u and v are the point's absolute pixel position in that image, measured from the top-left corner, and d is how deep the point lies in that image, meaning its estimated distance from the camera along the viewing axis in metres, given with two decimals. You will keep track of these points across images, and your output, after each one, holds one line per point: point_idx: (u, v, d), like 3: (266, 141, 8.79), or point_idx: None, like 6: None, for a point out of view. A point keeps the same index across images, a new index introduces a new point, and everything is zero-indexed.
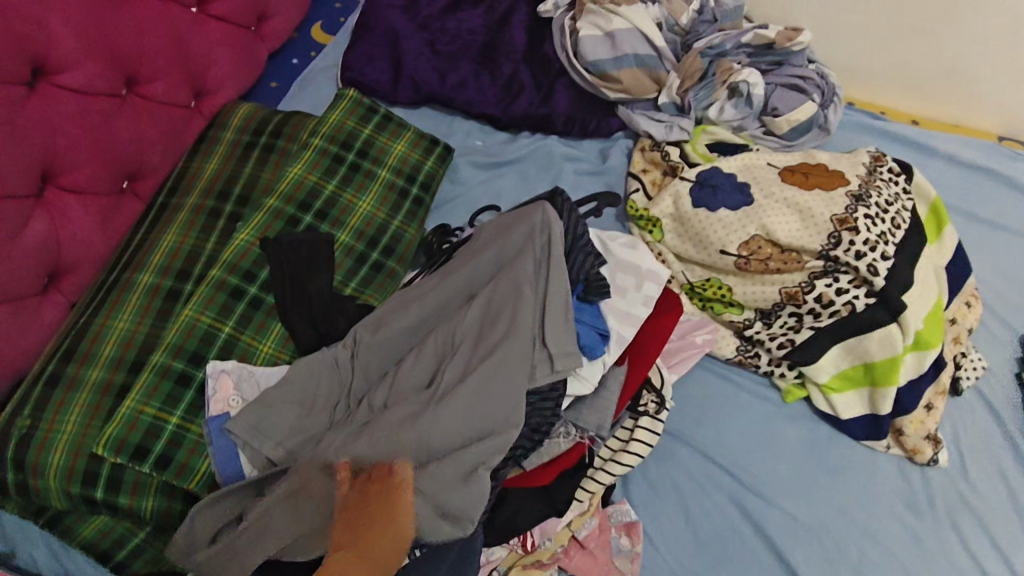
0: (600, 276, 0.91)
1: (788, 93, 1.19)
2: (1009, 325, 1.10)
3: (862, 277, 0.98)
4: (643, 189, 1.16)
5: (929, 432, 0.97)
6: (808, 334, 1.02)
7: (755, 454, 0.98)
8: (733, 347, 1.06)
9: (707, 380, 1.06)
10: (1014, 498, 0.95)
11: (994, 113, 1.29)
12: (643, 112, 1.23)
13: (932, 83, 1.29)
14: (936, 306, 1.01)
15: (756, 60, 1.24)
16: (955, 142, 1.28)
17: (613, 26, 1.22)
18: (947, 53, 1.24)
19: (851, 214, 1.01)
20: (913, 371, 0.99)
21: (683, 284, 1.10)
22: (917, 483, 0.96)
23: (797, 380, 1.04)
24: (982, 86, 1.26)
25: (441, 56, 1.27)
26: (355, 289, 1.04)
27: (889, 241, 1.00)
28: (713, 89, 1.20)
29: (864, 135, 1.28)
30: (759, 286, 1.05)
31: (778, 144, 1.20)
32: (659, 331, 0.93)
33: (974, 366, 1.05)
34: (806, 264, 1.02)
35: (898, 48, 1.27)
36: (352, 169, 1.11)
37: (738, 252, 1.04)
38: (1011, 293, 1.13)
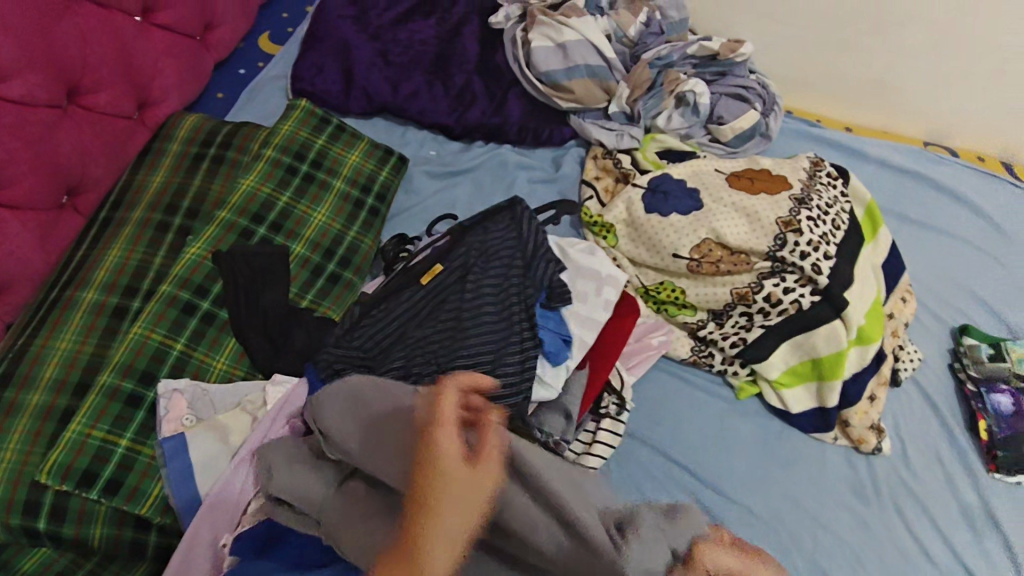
0: (562, 284, 0.93)
1: (732, 102, 1.24)
2: (939, 318, 1.17)
3: (807, 276, 1.03)
4: (596, 197, 1.19)
5: (872, 422, 1.02)
6: (759, 331, 1.06)
7: (711, 451, 1.01)
8: (688, 348, 1.09)
9: (663, 381, 1.08)
10: (950, 481, 1.01)
11: (920, 120, 1.38)
12: (595, 120, 1.26)
13: (863, 92, 1.37)
14: (876, 301, 1.06)
15: (701, 70, 1.28)
16: (886, 147, 1.36)
17: (564, 37, 1.24)
18: (878, 64, 1.31)
19: (795, 216, 1.06)
20: (857, 365, 1.03)
21: (638, 288, 1.13)
22: (864, 471, 1.01)
23: (749, 378, 1.08)
24: (909, 94, 1.34)
25: (394, 66, 1.27)
26: (312, 300, 1.02)
27: (831, 242, 1.06)
28: (661, 99, 1.24)
29: (802, 141, 1.34)
30: (710, 288, 1.08)
31: (725, 151, 1.24)
32: (619, 334, 0.95)
33: (911, 358, 1.10)
34: (754, 265, 1.06)
35: (834, 59, 1.33)
36: (306, 179, 1.10)
37: (690, 255, 1.08)
38: (941, 289, 1.20)
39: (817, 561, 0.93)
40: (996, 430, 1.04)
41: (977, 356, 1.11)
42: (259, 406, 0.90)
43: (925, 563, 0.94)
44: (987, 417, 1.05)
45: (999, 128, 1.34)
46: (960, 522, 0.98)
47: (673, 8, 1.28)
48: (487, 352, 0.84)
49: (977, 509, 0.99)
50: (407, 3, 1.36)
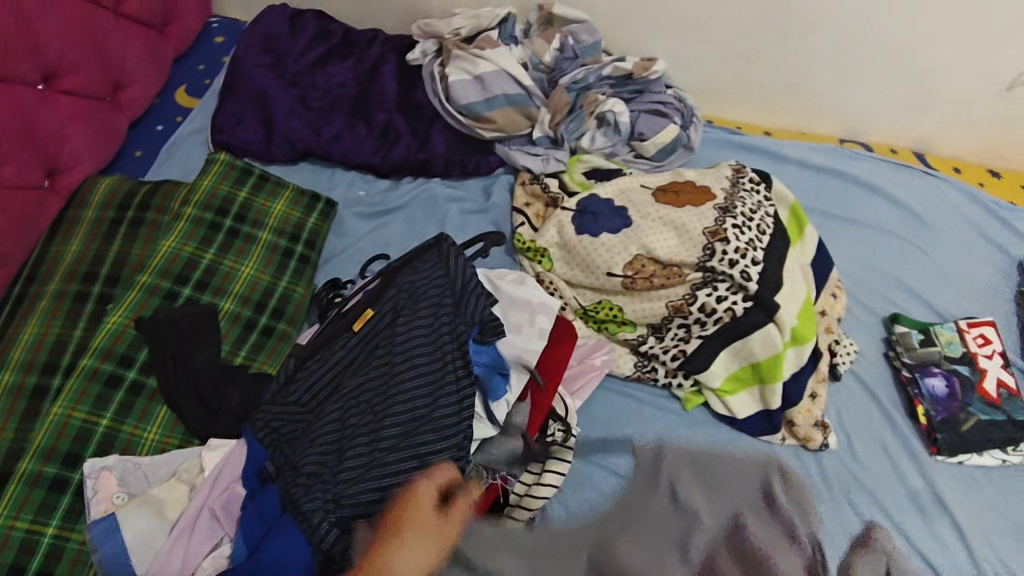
0: (494, 317, 0.91)
1: (652, 118, 1.27)
2: (871, 310, 1.21)
3: (737, 283, 1.05)
4: (527, 223, 1.20)
5: (816, 419, 1.05)
6: (697, 342, 1.07)
7: None
8: (631, 365, 1.10)
9: (610, 399, 1.08)
10: (896, 468, 1.04)
11: (834, 119, 1.43)
12: (520, 147, 1.27)
13: (777, 97, 1.41)
14: (807, 301, 1.08)
15: (619, 90, 1.31)
16: (804, 147, 1.40)
17: (479, 69, 1.26)
18: (789, 70, 1.35)
19: (721, 225, 1.08)
20: (795, 364, 1.05)
21: (576, 310, 1.14)
22: (813, 468, 1.03)
23: (694, 388, 1.09)
24: (820, 95, 1.39)
25: (314, 112, 1.26)
26: (246, 356, 1.00)
27: (758, 247, 1.08)
28: (582, 121, 1.27)
29: (724, 150, 1.38)
30: (647, 303, 1.09)
31: (650, 166, 1.28)
32: (558, 359, 0.95)
33: (848, 351, 1.13)
34: (686, 277, 1.07)
35: (748, 68, 1.36)
36: (230, 234, 1.08)
37: (624, 272, 1.09)
38: (869, 280, 1.24)
39: None
40: (933, 414, 1.07)
41: (909, 342, 1.14)
42: (196, 473, 0.87)
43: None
44: (924, 401, 1.09)
45: (906, 121, 1.40)
46: (908, 507, 1.01)
47: (584, 32, 1.30)
48: (425, 394, 0.84)
49: (924, 493, 1.02)
50: (322, 46, 1.35)
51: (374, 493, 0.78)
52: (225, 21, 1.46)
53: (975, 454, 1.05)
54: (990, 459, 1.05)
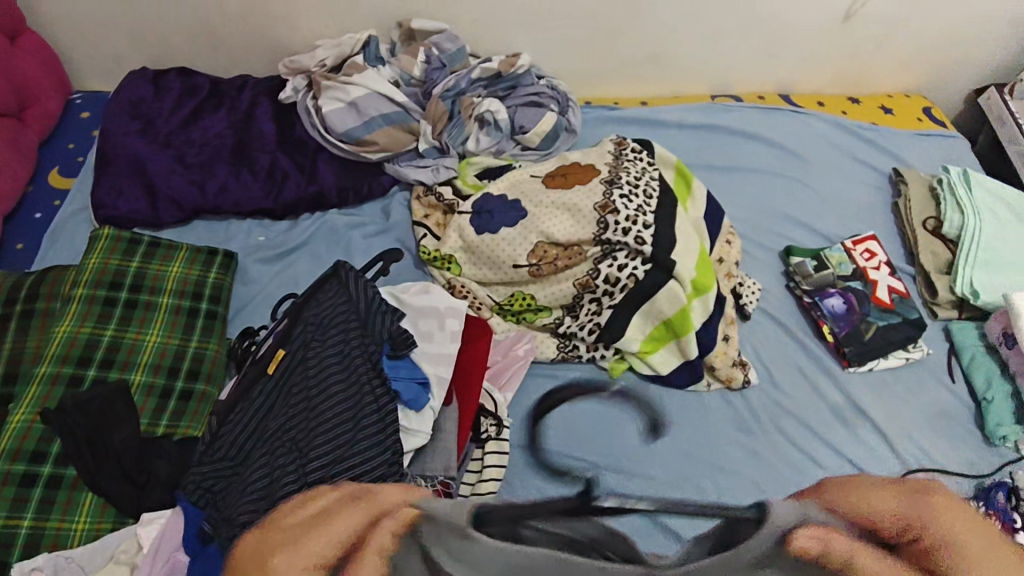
0: (402, 330, 0.93)
1: (528, 111, 1.33)
2: (767, 247, 1.27)
3: (634, 249, 1.09)
4: (430, 233, 1.22)
5: (733, 359, 1.10)
6: (609, 312, 1.10)
7: (599, 433, 1.05)
8: (554, 347, 1.12)
9: (541, 385, 1.10)
10: (816, 389, 1.11)
11: (700, 79, 1.51)
12: (409, 162, 1.29)
13: (644, 68, 1.47)
14: (701, 252, 1.12)
15: (493, 89, 1.35)
16: (679, 111, 1.46)
17: (352, 95, 1.27)
18: (649, 40, 1.41)
19: (609, 198, 1.12)
20: (703, 315, 1.10)
21: (492, 306, 1.16)
22: (741, 405, 1.09)
23: (617, 356, 1.12)
24: (683, 60, 1.46)
25: (194, 167, 1.24)
26: (168, 425, 0.97)
27: (647, 212, 1.12)
28: (463, 125, 1.31)
29: (605, 127, 1.43)
30: (555, 286, 1.13)
31: (538, 156, 1.32)
32: (477, 355, 0.98)
33: (751, 290, 1.19)
34: (587, 253, 1.11)
35: (610, 46, 1.42)
36: (128, 306, 1.06)
37: (529, 261, 1.13)
38: (760, 220, 1.31)
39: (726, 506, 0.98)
40: (837, 331, 1.14)
41: (805, 271, 1.21)
42: (135, 551, 0.85)
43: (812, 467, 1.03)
44: (827, 321, 1.16)
45: (764, 68, 1.49)
46: (832, 420, 1.08)
47: (447, 41, 1.32)
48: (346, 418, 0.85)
49: (844, 403, 1.10)
50: (191, 101, 1.34)
51: None
52: (87, 95, 1.43)
53: (881, 358, 1.13)
54: (896, 360, 1.13)
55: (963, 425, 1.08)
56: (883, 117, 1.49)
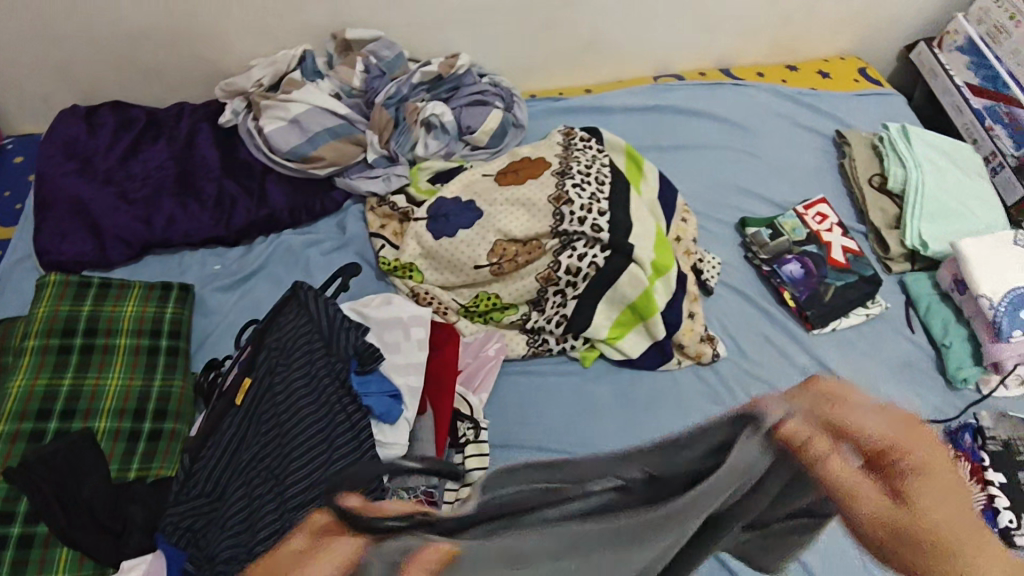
0: (368, 344, 0.92)
1: (473, 110, 1.32)
2: (723, 221, 1.29)
3: (591, 237, 1.09)
4: (388, 243, 1.22)
5: (701, 335, 1.12)
6: (574, 303, 1.10)
7: (577, 424, 1.06)
8: (524, 343, 1.12)
9: (516, 382, 1.10)
10: (783, 354, 1.13)
11: (641, 62, 1.52)
12: (360, 174, 1.27)
13: (584, 56, 1.48)
14: (658, 232, 1.14)
15: (435, 92, 1.34)
16: (624, 95, 1.47)
17: (293, 112, 1.25)
18: (586, 28, 1.42)
19: (562, 189, 1.13)
20: (667, 294, 1.10)
21: (458, 310, 1.15)
22: (712, 378, 1.11)
23: (587, 345, 1.12)
24: (621, 45, 1.47)
25: (138, 202, 1.21)
26: (139, 468, 0.95)
27: (600, 199, 1.13)
28: (409, 131, 1.30)
29: (552, 117, 1.43)
30: (519, 282, 1.12)
31: (488, 154, 1.32)
32: (448, 361, 0.98)
33: (711, 265, 1.21)
34: (546, 246, 1.11)
35: (549, 37, 1.42)
36: (85, 351, 1.03)
37: (490, 261, 1.13)
38: (714, 194, 1.32)
39: None
40: (798, 296, 1.17)
41: (761, 240, 1.23)
42: None
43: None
44: (787, 287, 1.18)
45: (702, 45, 1.51)
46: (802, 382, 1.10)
47: (384, 48, 1.31)
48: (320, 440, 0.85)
49: (812, 365, 1.12)
50: (128, 134, 1.30)
51: (296, 551, 0.79)
52: (19, 140, 1.38)
53: (842, 317, 1.16)
54: (856, 318, 1.16)
55: (926, 372, 1.12)
56: (823, 82, 1.52)
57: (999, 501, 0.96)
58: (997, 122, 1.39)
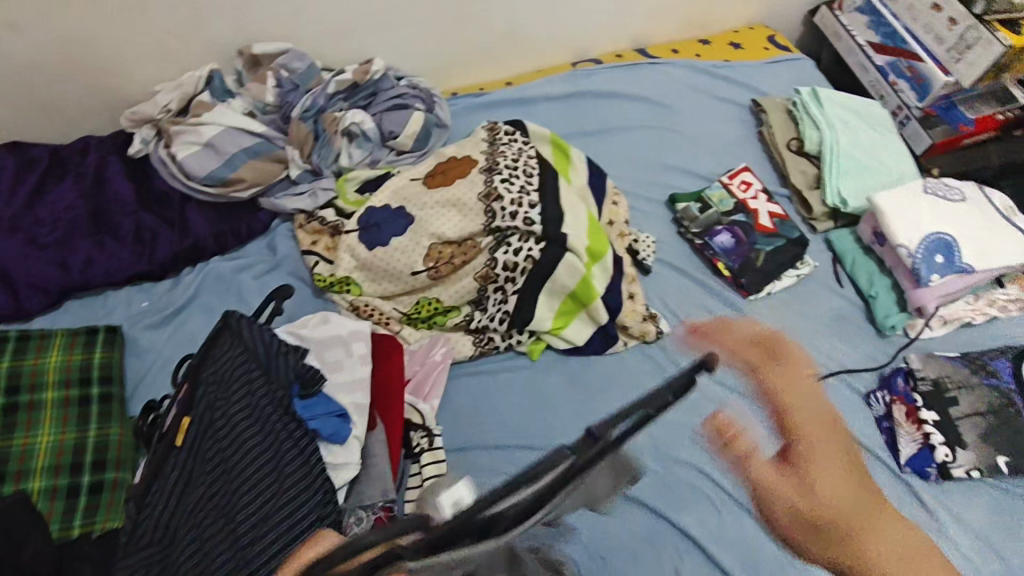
0: (308, 367, 0.90)
1: (394, 115, 1.30)
2: (653, 199, 1.31)
3: (525, 231, 1.09)
4: (322, 259, 1.19)
5: (642, 315, 1.14)
6: (515, 298, 1.10)
7: (532, 417, 1.06)
8: (470, 344, 1.12)
9: (467, 384, 1.10)
10: (723, 323, 1.16)
11: (558, 49, 1.52)
12: (286, 192, 1.25)
13: (501, 49, 1.47)
14: (590, 219, 1.15)
15: (353, 100, 1.31)
16: (544, 84, 1.47)
17: (206, 135, 1.21)
18: (500, 20, 1.41)
19: (491, 186, 1.13)
20: (605, 279, 1.12)
21: (400, 318, 1.15)
22: (659, 355, 1.13)
23: (533, 338, 1.13)
24: (536, 35, 1.47)
25: (50, 246, 1.14)
26: (83, 523, 0.90)
27: (529, 191, 1.13)
28: (331, 143, 1.27)
29: (476, 114, 1.42)
30: (458, 284, 1.12)
31: (415, 158, 1.31)
32: (393, 373, 0.96)
33: (646, 244, 1.22)
34: (481, 245, 1.11)
35: (462, 33, 1.41)
36: (9, 410, 0.97)
37: (426, 266, 1.12)
38: (642, 174, 1.34)
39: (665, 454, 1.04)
40: (731, 265, 1.20)
41: (691, 215, 1.26)
42: None
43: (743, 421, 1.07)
44: (720, 258, 1.21)
45: (616, 27, 1.52)
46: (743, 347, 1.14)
47: (294, 60, 1.28)
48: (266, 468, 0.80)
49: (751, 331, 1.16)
50: (30, 175, 1.22)
51: None
52: None
53: (775, 281, 1.19)
54: (789, 280, 1.20)
55: (857, 323, 1.16)
56: (735, 53, 1.55)
57: (935, 438, 1.01)
58: (899, 77, 1.45)
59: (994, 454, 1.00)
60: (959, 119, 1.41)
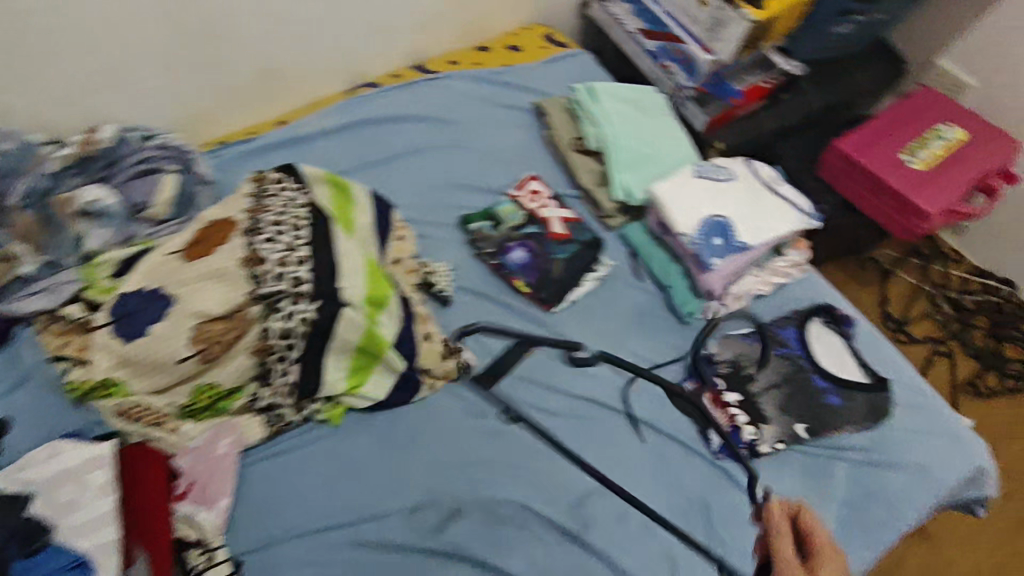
0: (31, 521, 0.81)
1: (140, 183, 1.16)
2: (447, 224, 1.24)
3: (294, 291, 1.00)
4: (72, 364, 1.02)
5: (443, 353, 1.08)
6: (297, 367, 1.01)
7: (339, 490, 0.98)
8: (260, 425, 1.01)
9: (263, 470, 0.99)
10: (531, 343, 1.12)
11: (329, 78, 1.43)
12: (18, 296, 1.07)
13: (263, 87, 1.35)
14: (370, 263, 1.07)
15: (89, 173, 1.15)
16: (318, 117, 1.34)
17: None
18: (252, 58, 1.29)
19: (254, 249, 1.02)
20: (395, 324, 1.05)
21: (177, 414, 1.00)
22: (468, 392, 1.08)
23: (330, 403, 1.04)
24: (299, 67, 1.37)
25: None
26: None
27: (297, 247, 1.04)
28: (66, 228, 1.10)
29: (246, 162, 1.28)
30: (234, 363, 0.99)
31: (176, 225, 1.17)
32: (152, 493, 0.88)
33: (442, 274, 1.16)
34: (251, 315, 0.99)
35: (209, 76, 1.27)
36: None
37: (194, 350, 0.97)
38: (433, 198, 1.27)
39: (484, 496, 0.99)
40: (528, 281, 1.17)
41: (485, 234, 1.22)
42: None
43: (562, 443, 1.04)
44: (516, 275, 1.17)
45: (386, 46, 1.44)
46: (554, 364, 1.11)
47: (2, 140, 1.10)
48: None
49: (558, 344, 1.12)
50: None
51: None
52: None
53: (577, 288, 1.17)
54: (589, 284, 1.18)
55: (660, 315, 1.17)
56: (512, 56, 1.51)
57: (740, 418, 1.03)
58: (670, 60, 1.48)
59: (794, 422, 1.04)
60: (729, 92, 1.45)
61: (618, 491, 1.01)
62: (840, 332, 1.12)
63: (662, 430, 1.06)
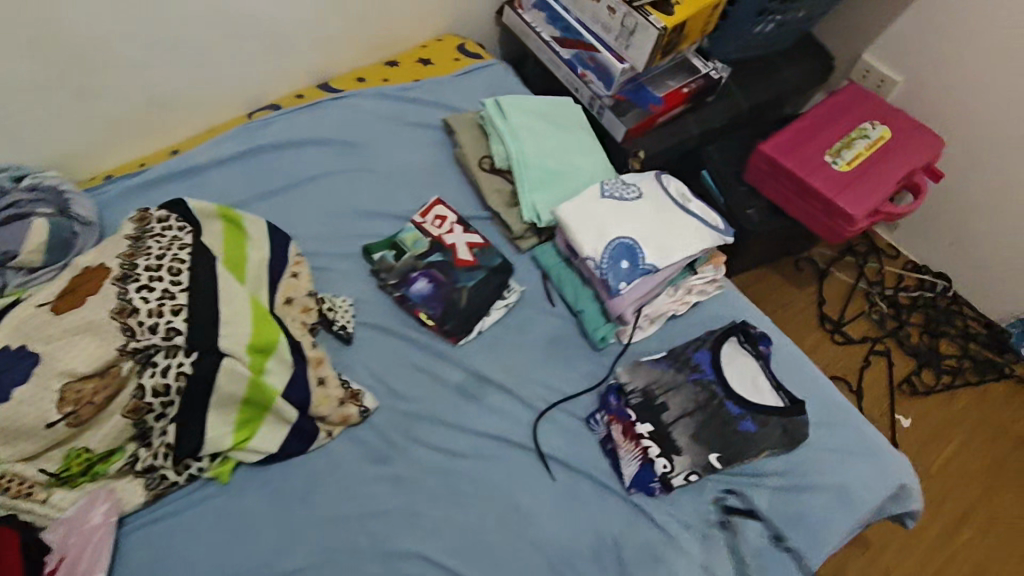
0: None
1: (9, 229, 1.06)
2: (350, 255, 1.18)
3: (168, 346, 0.94)
4: None
5: (339, 399, 1.01)
6: (174, 428, 0.94)
7: (229, 553, 0.92)
8: (140, 488, 0.94)
9: (147, 536, 0.93)
10: (437, 379, 1.07)
11: (226, 102, 1.35)
12: None
13: (152, 116, 1.27)
14: (256, 307, 1.00)
15: None
16: (212, 145, 1.26)
17: None
18: (135, 87, 1.20)
19: (126, 300, 0.94)
20: (285, 371, 0.99)
21: (46, 482, 0.92)
22: (370, 437, 1.02)
23: (219, 459, 0.98)
24: (190, 94, 1.28)
25: None
26: None
27: (174, 295, 0.96)
28: None
29: (135, 199, 1.20)
30: (108, 425, 0.93)
31: (55, 270, 1.08)
32: None
33: (342, 309, 1.10)
34: (123, 372, 0.93)
35: (87, 108, 1.17)
36: None
37: (63, 414, 0.90)
38: (336, 228, 1.21)
39: (386, 550, 0.93)
40: (432, 314, 1.11)
41: (388, 264, 1.16)
42: None
43: (468, 487, 0.99)
44: (420, 308, 1.12)
45: (286, 66, 1.36)
46: (461, 401, 1.05)
47: None
48: None
49: (465, 378, 1.07)
50: None
51: None
52: None
53: (485, 317, 1.12)
54: (497, 312, 1.13)
55: (573, 342, 1.13)
56: (422, 70, 1.45)
57: (652, 451, 0.99)
58: (586, 68, 1.42)
59: (707, 452, 0.99)
60: (649, 99, 1.40)
61: (528, 534, 0.96)
62: (756, 353, 1.09)
63: (574, 466, 1.01)
